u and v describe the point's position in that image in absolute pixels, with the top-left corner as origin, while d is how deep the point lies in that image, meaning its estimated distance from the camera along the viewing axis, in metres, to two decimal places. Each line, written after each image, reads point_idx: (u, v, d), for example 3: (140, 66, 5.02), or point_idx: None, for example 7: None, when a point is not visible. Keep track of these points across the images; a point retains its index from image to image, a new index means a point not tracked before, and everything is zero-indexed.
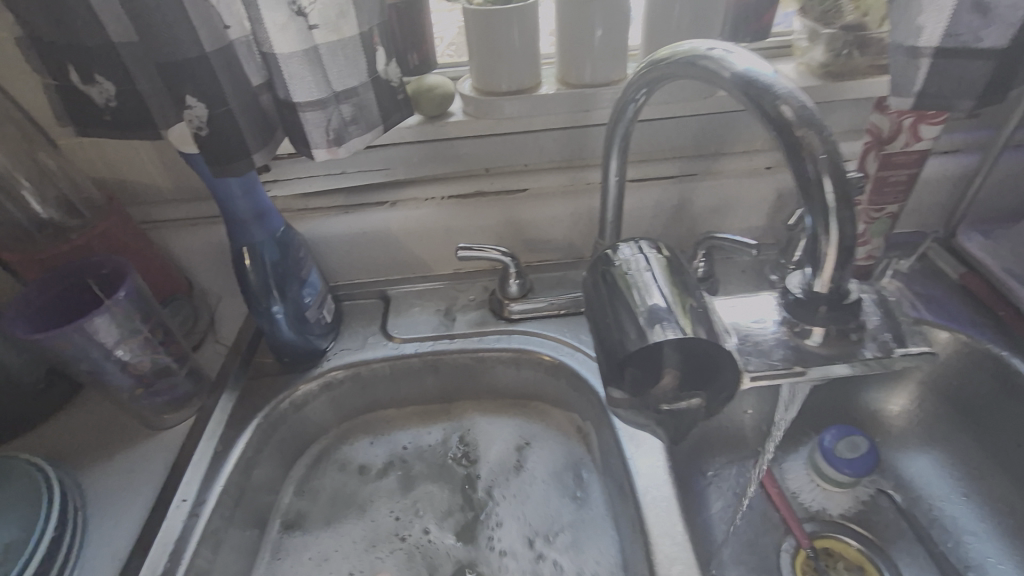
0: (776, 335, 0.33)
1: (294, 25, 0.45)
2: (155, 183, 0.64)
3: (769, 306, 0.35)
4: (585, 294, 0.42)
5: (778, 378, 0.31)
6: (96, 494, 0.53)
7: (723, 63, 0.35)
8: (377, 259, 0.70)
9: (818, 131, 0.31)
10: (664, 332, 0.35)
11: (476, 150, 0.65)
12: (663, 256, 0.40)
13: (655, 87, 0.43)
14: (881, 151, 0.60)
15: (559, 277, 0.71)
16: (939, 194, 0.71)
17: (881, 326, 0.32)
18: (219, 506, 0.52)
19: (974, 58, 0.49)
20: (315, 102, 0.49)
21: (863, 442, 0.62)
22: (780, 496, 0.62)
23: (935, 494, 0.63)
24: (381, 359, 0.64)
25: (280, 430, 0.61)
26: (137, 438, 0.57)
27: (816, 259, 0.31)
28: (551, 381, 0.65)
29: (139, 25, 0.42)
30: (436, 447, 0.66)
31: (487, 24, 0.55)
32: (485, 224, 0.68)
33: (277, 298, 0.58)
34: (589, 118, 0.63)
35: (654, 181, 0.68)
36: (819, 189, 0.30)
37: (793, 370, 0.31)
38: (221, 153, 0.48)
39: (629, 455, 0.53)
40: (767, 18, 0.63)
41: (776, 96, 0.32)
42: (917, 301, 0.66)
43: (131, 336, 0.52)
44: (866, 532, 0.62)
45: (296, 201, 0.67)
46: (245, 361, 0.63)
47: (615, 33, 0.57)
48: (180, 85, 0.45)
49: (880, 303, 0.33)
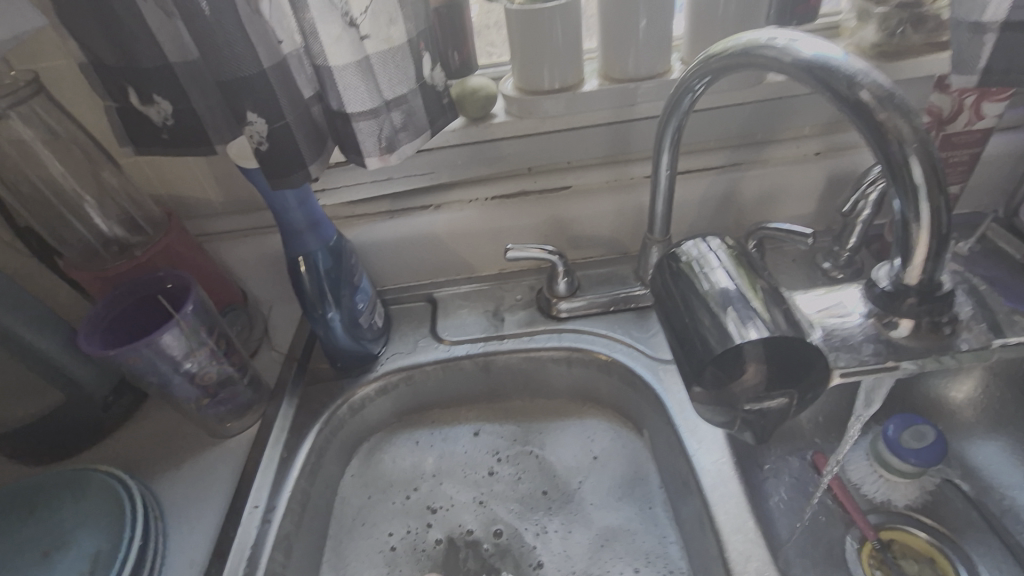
0: (863, 328, 0.32)
1: (347, 37, 0.46)
2: (208, 196, 0.66)
3: (851, 298, 0.34)
4: (652, 290, 0.43)
5: (869, 374, 0.30)
6: (171, 502, 0.55)
7: (787, 49, 0.34)
8: (426, 263, 0.71)
9: (906, 117, 0.29)
10: (747, 329, 0.35)
11: (519, 149, 0.65)
12: (732, 251, 0.41)
13: (715, 77, 0.42)
14: (942, 131, 0.58)
15: (607, 274, 0.70)
16: (997, 172, 0.68)
17: (974, 316, 0.31)
18: (288, 512, 0.53)
19: None
20: (368, 111, 0.49)
21: (930, 432, 0.60)
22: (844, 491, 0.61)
23: (1004, 481, 0.61)
24: (436, 362, 0.65)
25: (339, 435, 0.62)
26: (206, 446, 0.59)
27: (906, 248, 0.31)
28: (604, 380, 0.65)
29: (201, 45, 0.43)
30: (492, 445, 0.66)
31: (532, 23, 0.55)
32: (529, 224, 0.68)
33: (332, 305, 0.59)
34: (633, 112, 0.62)
35: (702, 172, 0.67)
36: (910, 176, 0.29)
37: (884, 364, 0.30)
38: (280, 165, 0.49)
39: (693, 451, 0.53)
40: (814, 0, 0.62)
41: (851, 78, 0.31)
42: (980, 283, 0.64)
43: (198, 348, 0.53)
44: (935, 523, 0.60)
45: (346, 211, 0.68)
46: (301, 368, 0.65)
47: (660, 25, 0.56)
48: (241, 101, 0.45)
49: (973, 291, 0.32)
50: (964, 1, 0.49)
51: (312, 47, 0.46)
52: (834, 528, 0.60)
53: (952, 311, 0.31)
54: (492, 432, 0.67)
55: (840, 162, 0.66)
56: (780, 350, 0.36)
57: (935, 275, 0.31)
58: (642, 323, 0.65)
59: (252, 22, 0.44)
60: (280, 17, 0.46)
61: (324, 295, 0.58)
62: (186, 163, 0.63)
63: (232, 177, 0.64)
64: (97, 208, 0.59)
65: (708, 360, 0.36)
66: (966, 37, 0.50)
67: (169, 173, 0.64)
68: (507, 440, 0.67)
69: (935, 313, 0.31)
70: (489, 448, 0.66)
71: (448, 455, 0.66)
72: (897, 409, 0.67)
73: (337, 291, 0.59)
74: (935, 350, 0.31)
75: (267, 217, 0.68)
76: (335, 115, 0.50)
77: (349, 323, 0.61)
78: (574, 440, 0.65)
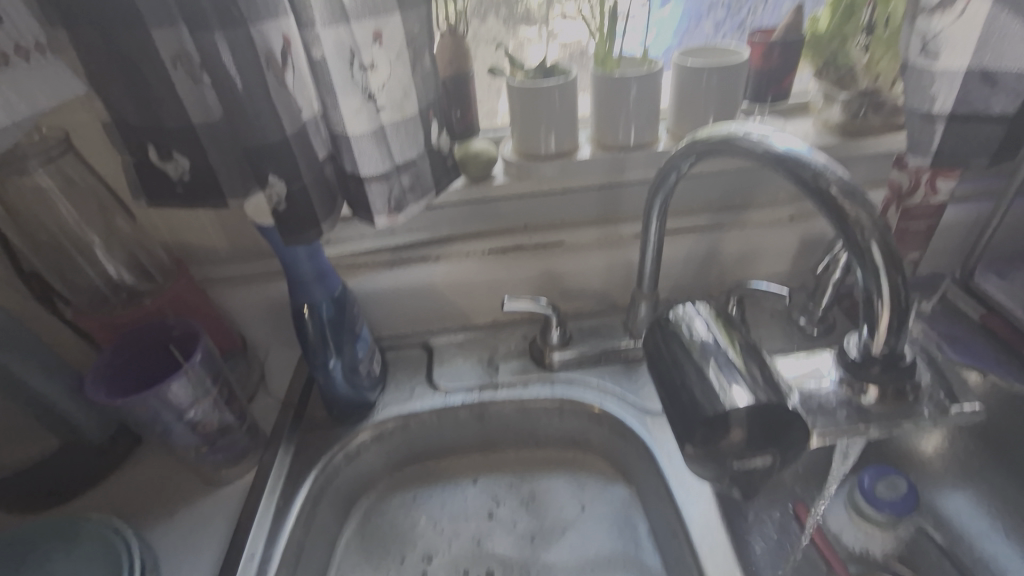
0: (836, 393, 0.36)
1: (366, 108, 0.50)
2: (214, 243, 0.68)
3: (825, 364, 0.38)
4: (643, 346, 0.46)
5: (844, 437, 0.33)
6: (163, 552, 0.54)
7: (761, 140, 0.39)
8: (424, 312, 0.73)
9: (866, 209, 0.34)
10: (728, 385, 0.38)
11: (517, 208, 0.69)
12: (716, 315, 0.44)
13: (698, 159, 0.47)
14: (902, 204, 0.64)
15: (597, 325, 0.74)
16: (954, 238, 0.75)
17: (933, 384, 0.35)
18: (283, 563, 0.53)
19: (984, 121, 0.54)
20: (379, 174, 0.53)
21: (902, 483, 0.64)
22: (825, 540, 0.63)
23: (973, 532, 0.64)
24: (432, 409, 0.67)
25: (334, 484, 0.63)
26: (200, 494, 0.59)
27: (872, 320, 0.34)
28: (595, 432, 0.67)
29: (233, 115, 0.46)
30: (483, 495, 0.68)
31: (533, 97, 0.60)
32: (525, 277, 0.71)
33: (333, 353, 0.61)
34: (623, 177, 0.67)
35: (686, 232, 0.71)
36: (872, 258, 0.33)
37: (856, 428, 0.34)
38: (296, 223, 0.52)
39: (682, 502, 0.55)
40: (786, 82, 0.68)
41: (818, 171, 0.35)
42: (942, 341, 0.69)
43: (203, 397, 0.54)
44: (909, 570, 0.62)
45: (350, 262, 0.70)
46: (297, 416, 0.65)
47: (647, 102, 0.62)
48: (263, 164, 0.49)
49: (934, 363, 0.36)
50: (914, 94, 0.55)
51: (332, 116, 0.50)
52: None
53: (914, 377, 0.35)
54: (482, 484, 0.69)
55: (812, 227, 0.72)
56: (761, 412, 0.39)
57: (897, 346, 0.34)
58: (632, 374, 0.68)
59: (277, 93, 0.47)
60: (303, 88, 0.50)
61: (329, 341, 0.60)
62: (194, 214, 0.65)
63: (240, 227, 0.67)
64: (105, 252, 0.61)
65: (699, 421, 0.38)
66: (918, 124, 0.56)
67: (177, 224, 0.66)
68: (500, 494, 0.68)
69: (896, 378, 0.34)
70: (482, 504, 0.67)
71: (443, 512, 0.66)
72: (871, 459, 0.70)
73: (340, 338, 0.61)
74: (897, 413, 0.34)
75: (270, 265, 0.70)
76: (349, 178, 0.54)
77: (348, 370, 0.63)
78: (564, 494, 0.67)
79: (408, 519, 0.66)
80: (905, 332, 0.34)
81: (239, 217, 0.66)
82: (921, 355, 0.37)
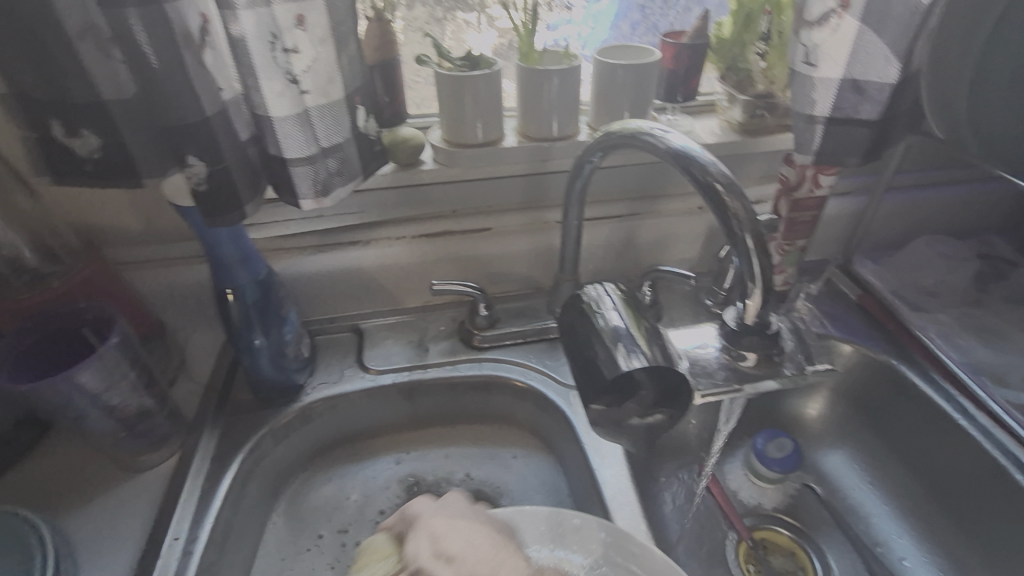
0: (717, 358, 0.41)
1: (289, 91, 0.50)
2: (127, 225, 0.66)
3: (710, 333, 0.43)
4: (558, 324, 0.50)
5: (722, 394, 0.39)
6: (80, 541, 0.53)
7: (661, 138, 0.44)
8: (354, 296, 0.74)
9: (742, 201, 0.39)
10: (629, 360, 0.42)
11: (446, 194, 0.71)
12: (621, 293, 0.48)
13: (606, 152, 0.51)
14: (791, 196, 0.71)
15: (523, 307, 0.78)
16: (837, 228, 0.84)
17: (795, 348, 0.41)
18: (211, 543, 0.53)
19: (857, 125, 0.60)
20: (304, 157, 0.53)
21: (788, 442, 0.72)
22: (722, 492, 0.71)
23: (847, 484, 0.74)
24: (362, 390, 0.68)
25: (263, 465, 0.63)
26: (118, 481, 0.58)
27: (745, 296, 0.40)
28: (520, 407, 0.71)
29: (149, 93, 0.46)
30: (412, 471, 0.70)
31: (458, 86, 0.62)
32: (453, 261, 0.74)
33: (258, 334, 0.61)
34: (547, 166, 0.71)
35: (605, 220, 0.76)
36: (745, 242, 0.39)
37: (732, 387, 0.39)
38: (216, 204, 0.52)
39: (596, 466, 0.60)
40: (694, 82, 0.74)
41: (705, 167, 0.41)
42: (825, 319, 0.78)
43: (120, 381, 0.53)
44: (794, 521, 0.71)
45: (278, 246, 0.70)
46: (222, 400, 0.65)
47: (569, 95, 0.66)
48: (180, 145, 0.48)
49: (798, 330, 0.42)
50: (799, 98, 0.61)
51: (255, 97, 0.50)
52: (714, 528, 0.69)
53: (780, 341, 0.40)
54: (411, 461, 0.71)
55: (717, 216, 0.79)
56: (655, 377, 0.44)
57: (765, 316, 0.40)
58: (554, 352, 0.72)
59: (196, 72, 0.47)
60: (225, 68, 0.50)
61: (254, 322, 0.60)
62: (105, 194, 0.62)
63: (157, 208, 0.65)
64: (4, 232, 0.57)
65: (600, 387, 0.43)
66: (802, 125, 0.62)
67: (87, 203, 0.63)
68: (424, 473, 0.70)
69: (765, 341, 0.40)
70: (406, 483, 0.69)
71: (367, 492, 0.68)
72: (765, 424, 0.79)
73: (267, 319, 0.61)
74: (765, 373, 0.40)
75: (189, 248, 0.68)
76: (273, 161, 0.54)
77: (274, 353, 0.63)
78: (490, 465, 0.70)
79: (332, 501, 0.67)
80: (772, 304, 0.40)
81: (155, 198, 0.64)
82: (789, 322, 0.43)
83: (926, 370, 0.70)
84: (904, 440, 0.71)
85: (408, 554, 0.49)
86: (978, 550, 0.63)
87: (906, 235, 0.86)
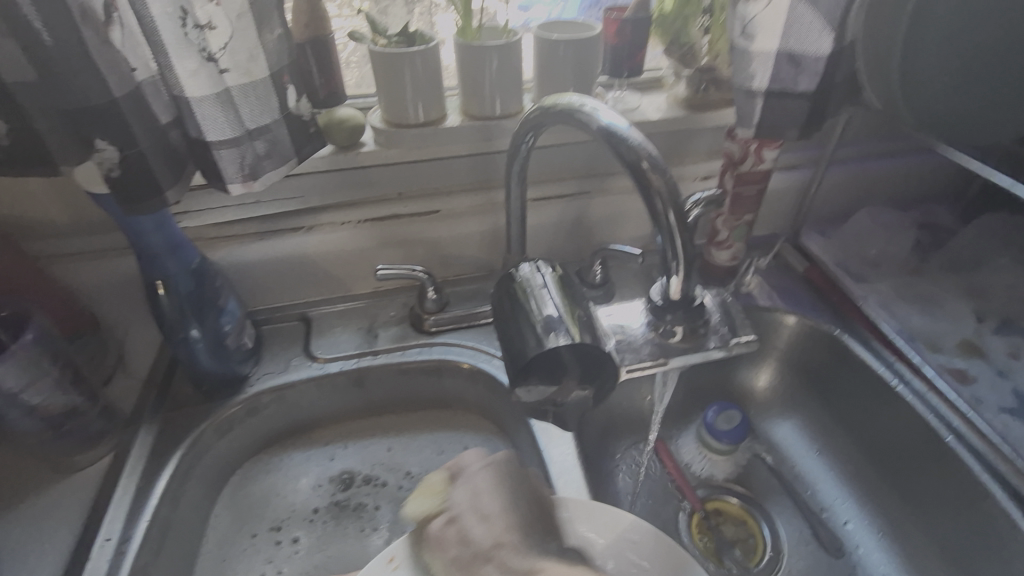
0: (645, 335, 0.45)
1: (205, 70, 0.47)
2: (50, 217, 0.62)
3: (637, 311, 0.47)
4: (494, 301, 0.51)
5: (645, 368, 0.43)
6: (13, 544, 0.52)
7: (592, 115, 0.43)
8: (300, 284, 0.72)
9: (666, 179, 0.40)
10: (557, 339, 0.43)
11: (390, 176, 0.69)
12: (557, 273, 0.49)
13: (540, 128, 0.50)
14: (735, 170, 0.72)
15: (476, 289, 0.77)
16: (785, 202, 0.85)
17: (718, 321, 0.45)
18: (146, 541, 0.52)
19: (794, 98, 0.60)
20: (227, 140, 0.51)
21: (736, 415, 0.73)
22: (669, 458, 0.72)
23: (795, 452, 0.76)
24: (308, 378, 0.67)
25: (205, 458, 0.62)
26: (52, 481, 0.57)
27: (669, 272, 0.43)
28: (472, 390, 0.70)
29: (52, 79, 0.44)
30: (364, 457, 0.69)
31: (394, 63, 0.60)
32: (400, 245, 0.73)
33: (194, 326, 0.59)
34: (492, 145, 0.69)
35: (556, 199, 0.76)
36: (667, 220, 0.40)
37: (657, 361, 0.43)
38: (134, 192, 0.50)
39: (543, 445, 0.60)
40: (639, 58, 0.73)
41: (632, 146, 0.40)
42: (773, 292, 0.79)
43: (40, 378, 0.52)
44: (744, 490, 0.72)
45: (217, 233, 0.68)
46: (161, 394, 0.63)
47: (510, 72, 0.64)
48: (89, 129, 0.46)
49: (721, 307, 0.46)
50: (738, 71, 0.60)
51: (168, 79, 0.47)
52: (663, 499, 0.71)
53: (704, 315, 0.44)
54: (362, 447, 0.70)
55: None
56: (582, 354, 0.44)
57: (689, 292, 0.43)
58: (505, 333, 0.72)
59: (100, 53, 0.44)
60: (137, 48, 0.47)
61: (189, 313, 0.58)
62: (21, 185, 0.59)
63: (78, 199, 0.62)
64: None
65: (524, 364, 0.44)
66: (743, 99, 0.61)
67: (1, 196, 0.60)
68: (361, 468, 0.68)
69: (689, 316, 0.44)
70: (343, 480, 0.67)
71: (302, 491, 0.66)
72: (716, 397, 0.81)
73: (203, 310, 0.59)
74: (690, 346, 0.44)
75: (118, 240, 0.65)
76: (195, 146, 0.52)
77: (214, 344, 0.61)
78: (443, 449, 0.70)
79: (265, 502, 0.65)
80: (694, 280, 0.43)
81: (74, 189, 0.61)
82: (712, 299, 0.47)
83: (866, 339, 0.72)
84: (845, 406, 0.73)
85: (453, 501, 0.47)
86: (912, 511, 0.66)
87: (852, 207, 0.88)
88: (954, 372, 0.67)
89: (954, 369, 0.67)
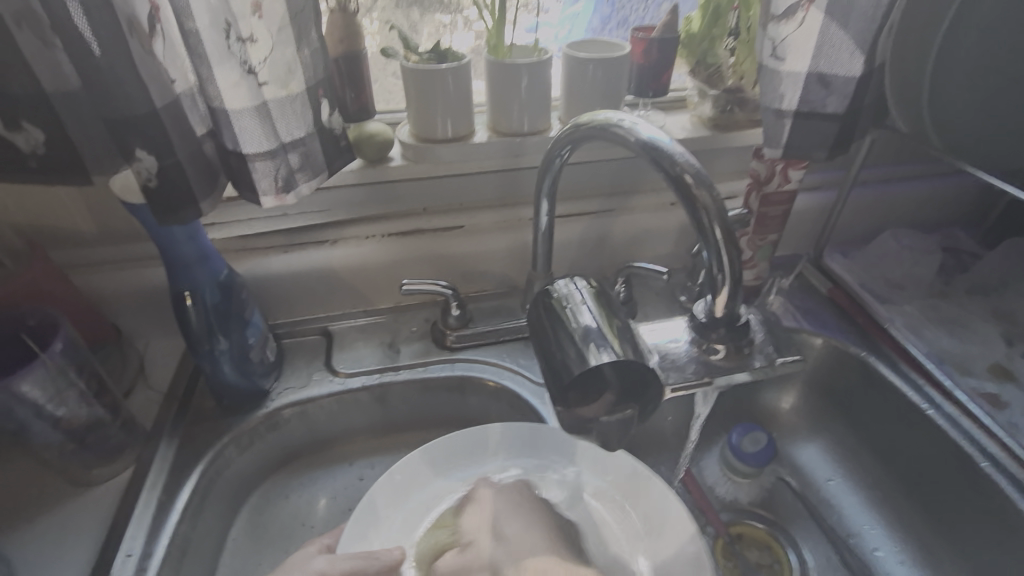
0: (688, 352, 0.45)
1: (245, 83, 0.47)
2: (79, 227, 0.63)
3: (680, 329, 0.46)
4: (527, 321, 0.50)
5: (690, 387, 0.42)
6: (31, 561, 0.52)
7: (631, 130, 0.43)
8: (323, 296, 0.72)
9: (710, 193, 0.40)
10: (599, 355, 0.42)
11: (416, 192, 0.69)
12: (592, 287, 0.48)
13: (577, 144, 0.50)
14: (761, 190, 0.71)
15: (498, 305, 0.76)
16: (807, 221, 0.85)
17: (764, 341, 0.45)
18: (166, 559, 0.51)
19: (825, 119, 0.59)
20: (263, 152, 0.51)
21: (762, 437, 0.71)
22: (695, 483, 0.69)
23: (821, 477, 0.74)
24: (330, 394, 0.66)
25: (223, 473, 0.61)
26: (71, 496, 0.56)
27: (714, 291, 0.42)
28: (496, 408, 0.69)
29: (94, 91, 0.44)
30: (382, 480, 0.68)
31: (425, 79, 0.61)
32: (423, 258, 0.72)
33: (220, 338, 0.58)
34: (519, 162, 0.69)
35: (580, 216, 0.76)
36: (713, 236, 0.40)
37: (702, 379, 0.42)
38: (169, 202, 0.49)
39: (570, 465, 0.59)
40: (664, 78, 0.74)
41: (675, 160, 0.40)
42: (798, 313, 0.79)
43: (65, 391, 0.52)
44: (769, 515, 0.71)
45: (243, 244, 0.68)
46: (182, 408, 0.62)
47: (539, 90, 0.64)
48: (127, 142, 0.46)
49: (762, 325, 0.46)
50: (767, 93, 0.59)
51: (206, 90, 0.48)
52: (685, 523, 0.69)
53: (749, 332, 0.44)
54: (378, 467, 0.69)
55: None
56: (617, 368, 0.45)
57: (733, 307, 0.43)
58: (528, 351, 0.70)
59: (142, 66, 0.45)
60: (169, 58, 0.47)
61: (216, 325, 0.58)
62: (53, 197, 0.60)
63: (110, 211, 0.62)
64: None
65: (563, 386, 0.43)
66: (772, 119, 0.61)
67: (32, 206, 0.60)
68: None
69: (731, 330, 0.43)
70: None
71: (326, 511, 0.65)
72: (740, 419, 0.79)
73: (230, 322, 0.59)
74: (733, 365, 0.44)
75: (144, 251, 0.66)
76: (229, 159, 0.52)
77: (238, 357, 0.60)
78: None
79: (290, 523, 0.64)
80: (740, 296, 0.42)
81: (104, 201, 0.61)
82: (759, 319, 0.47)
83: (895, 362, 0.71)
84: (872, 431, 0.72)
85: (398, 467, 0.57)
86: (945, 543, 0.64)
87: (873, 228, 0.88)
88: (987, 397, 0.66)
89: (986, 394, 0.66)
